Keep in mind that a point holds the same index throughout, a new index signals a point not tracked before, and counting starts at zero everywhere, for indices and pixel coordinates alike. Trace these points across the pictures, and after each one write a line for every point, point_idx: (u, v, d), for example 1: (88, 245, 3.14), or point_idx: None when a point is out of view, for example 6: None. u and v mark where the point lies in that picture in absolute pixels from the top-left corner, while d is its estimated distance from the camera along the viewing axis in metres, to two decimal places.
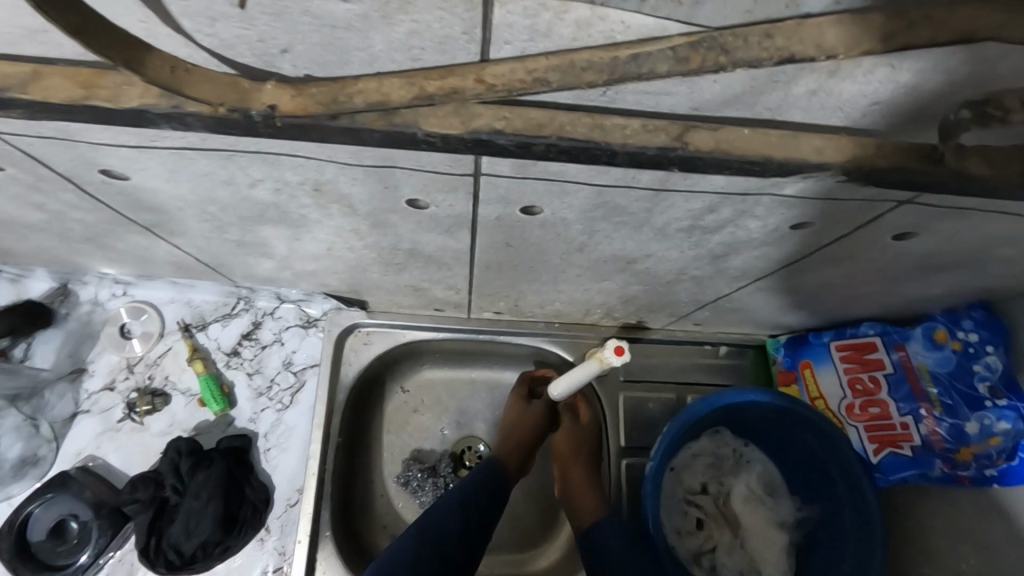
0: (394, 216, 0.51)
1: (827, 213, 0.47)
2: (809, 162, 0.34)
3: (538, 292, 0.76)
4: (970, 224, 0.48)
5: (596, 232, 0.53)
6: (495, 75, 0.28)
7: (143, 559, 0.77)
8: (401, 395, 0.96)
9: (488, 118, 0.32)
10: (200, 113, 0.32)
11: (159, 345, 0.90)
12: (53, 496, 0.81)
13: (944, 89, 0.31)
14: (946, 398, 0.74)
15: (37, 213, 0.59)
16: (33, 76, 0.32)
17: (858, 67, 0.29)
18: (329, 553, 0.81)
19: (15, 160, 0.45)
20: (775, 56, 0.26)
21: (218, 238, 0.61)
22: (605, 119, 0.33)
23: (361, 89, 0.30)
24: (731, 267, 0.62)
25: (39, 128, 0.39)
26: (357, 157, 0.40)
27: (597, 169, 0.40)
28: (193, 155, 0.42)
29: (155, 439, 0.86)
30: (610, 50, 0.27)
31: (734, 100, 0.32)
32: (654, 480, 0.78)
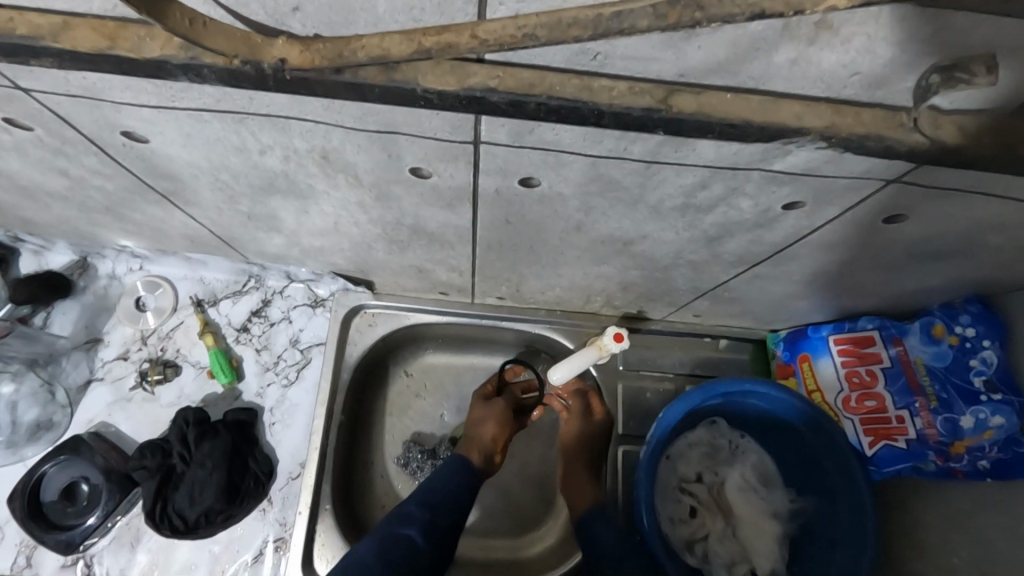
0: (398, 188, 0.53)
1: (817, 193, 0.48)
2: (788, 128, 0.36)
3: (538, 275, 0.77)
4: (958, 207, 0.49)
5: (591, 209, 0.54)
6: (488, 31, 0.30)
7: (150, 522, 0.80)
8: (404, 378, 0.98)
9: (482, 77, 0.34)
10: (215, 64, 0.35)
11: (172, 319, 0.93)
12: (67, 458, 0.84)
13: (918, 57, 0.32)
14: (942, 392, 0.75)
15: (60, 179, 0.61)
16: (63, 27, 0.35)
17: (833, 32, 0.31)
18: (328, 526, 0.83)
19: (43, 120, 0.48)
20: (746, 11, 0.27)
21: (231, 210, 0.63)
22: (593, 81, 0.35)
23: (363, 44, 0.32)
24: (727, 251, 0.63)
25: (67, 83, 0.41)
26: (362, 121, 0.42)
27: (590, 138, 0.42)
28: (207, 118, 0.44)
29: (164, 409, 0.88)
30: (595, 8, 0.28)
31: (717, 67, 0.34)
32: (647, 467, 0.79)
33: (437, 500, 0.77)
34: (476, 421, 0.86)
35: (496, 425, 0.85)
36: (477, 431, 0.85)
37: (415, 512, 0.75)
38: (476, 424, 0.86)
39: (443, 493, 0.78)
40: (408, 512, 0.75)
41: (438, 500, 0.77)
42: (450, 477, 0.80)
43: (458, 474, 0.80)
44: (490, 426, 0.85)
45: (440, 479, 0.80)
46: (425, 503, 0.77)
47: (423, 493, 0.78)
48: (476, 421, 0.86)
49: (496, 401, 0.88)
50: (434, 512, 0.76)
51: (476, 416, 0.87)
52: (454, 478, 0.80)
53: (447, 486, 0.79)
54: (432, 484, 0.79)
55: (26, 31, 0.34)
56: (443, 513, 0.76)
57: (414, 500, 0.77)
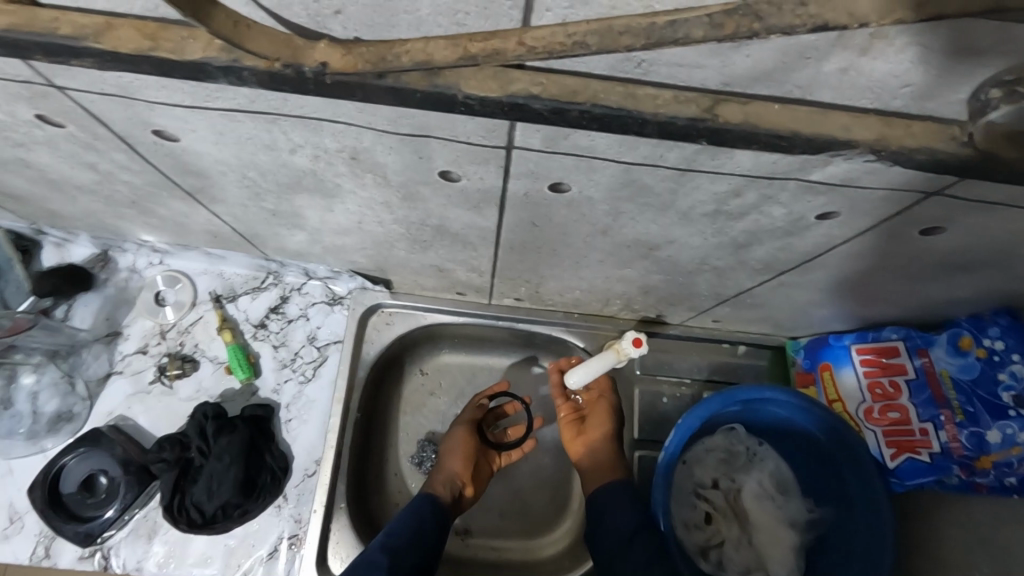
0: (425, 189, 0.53)
1: (854, 204, 0.47)
2: (837, 139, 0.35)
3: (559, 278, 0.77)
4: (998, 220, 0.48)
5: (620, 214, 0.54)
6: (537, 38, 0.29)
7: (167, 516, 0.80)
8: (419, 377, 0.98)
9: (526, 84, 0.34)
10: (255, 67, 0.34)
11: (190, 314, 0.94)
12: (88, 450, 0.84)
13: (974, 68, 0.32)
14: (968, 406, 0.74)
15: (88, 174, 0.62)
16: (105, 27, 0.34)
17: (890, 44, 0.30)
18: (343, 524, 0.83)
19: (75, 117, 0.48)
20: (808, 24, 0.27)
21: (255, 207, 0.63)
22: (637, 89, 0.34)
23: (407, 49, 0.31)
24: (754, 258, 0.62)
25: (102, 82, 0.41)
26: (395, 124, 0.42)
27: (627, 145, 0.41)
28: (240, 118, 0.44)
29: (181, 403, 0.89)
30: (647, 16, 0.28)
31: (764, 76, 0.33)
32: (665, 473, 0.78)
33: (400, 542, 0.71)
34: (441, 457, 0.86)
35: (462, 459, 0.85)
36: (444, 466, 0.85)
37: (377, 554, 0.69)
38: (442, 461, 0.85)
39: (403, 534, 0.72)
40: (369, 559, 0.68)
41: (400, 541, 0.71)
42: (410, 519, 0.75)
43: (418, 517, 0.75)
44: (456, 460, 0.85)
45: (399, 523, 0.74)
46: (386, 546, 0.70)
47: (382, 539, 0.72)
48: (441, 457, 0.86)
49: (459, 435, 0.88)
50: (398, 554, 0.69)
51: (440, 452, 0.86)
52: (415, 518, 0.75)
53: (408, 528, 0.74)
54: (390, 530, 0.73)
55: (67, 31, 0.34)
56: (408, 554, 0.70)
57: (375, 545, 0.71)
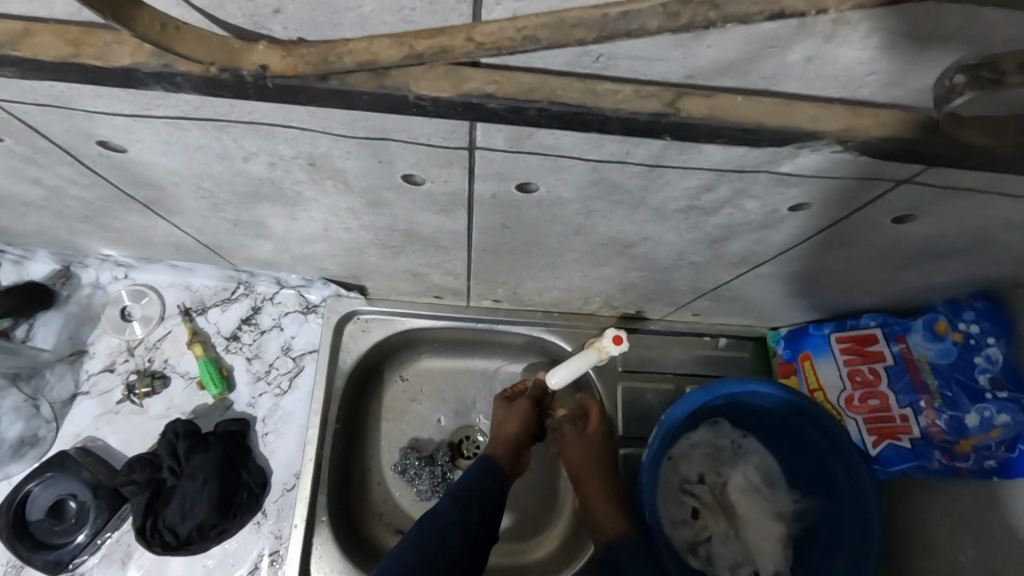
0: (390, 193, 0.51)
1: (827, 194, 0.47)
2: (804, 130, 0.34)
3: (536, 278, 0.75)
4: (970, 206, 0.48)
5: (591, 213, 0.53)
6: (485, 34, 0.28)
7: (141, 540, 0.77)
8: (399, 383, 0.96)
9: (479, 82, 0.32)
10: (191, 72, 0.32)
11: (159, 328, 0.91)
12: (53, 476, 0.81)
13: (940, 54, 0.31)
14: (946, 390, 0.74)
15: (36, 189, 0.59)
16: (23, 34, 0.32)
17: (853, 31, 0.29)
18: (325, 538, 0.81)
19: (11, 129, 0.46)
20: (766, 11, 0.26)
21: (216, 217, 0.61)
22: (597, 85, 0.33)
23: (351, 50, 0.29)
24: (729, 252, 0.61)
25: (35, 93, 0.39)
26: (351, 128, 0.40)
27: (592, 142, 0.40)
28: (188, 126, 0.42)
29: (153, 422, 0.86)
30: (599, 8, 0.26)
31: (726, 68, 0.32)
32: (649, 469, 0.77)
33: (470, 500, 0.71)
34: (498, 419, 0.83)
35: (517, 424, 0.82)
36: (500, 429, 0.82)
37: (450, 510, 0.69)
38: (500, 423, 0.83)
39: (470, 489, 0.72)
40: (440, 511, 0.69)
41: (468, 495, 0.71)
42: (475, 474, 0.75)
43: (486, 474, 0.75)
44: (511, 424, 0.82)
45: (470, 477, 0.74)
46: (457, 502, 0.70)
47: (453, 493, 0.72)
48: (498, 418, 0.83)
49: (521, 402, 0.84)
50: (468, 511, 0.69)
51: (497, 414, 0.83)
52: (479, 475, 0.75)
53: (479, 484, 0.73)
54: (459, 484, 0.73)
55: None
56: (476, 512, 0.70)
57: (444, 500, 0.70)
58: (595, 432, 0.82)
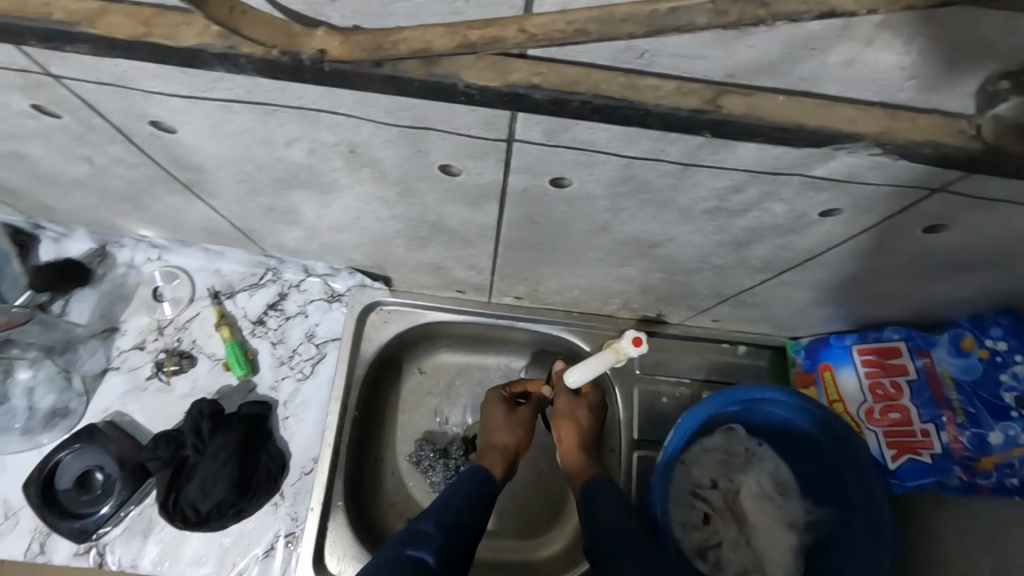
0: (423, 184, 0.52)
1: (857, 200, 0.47)
2: (842, 132, 0.34)
3: (558, 276, 0.76)
4: (1002, 218, 0.48)
5: (620, 210, 0.53)
6: (537, 26, 0.29)
7: (163, 513, 0.80)
8: (417, 376, 0.97)
9: (525, 73, 0.33)
10: (252, 54, 0.34)
11: (188, 310, 0.93)
12: (83, 446, 0.83)
13: (983, 60, 0.31)
14: (969, 406, 0.73)
15: (84, 167, 0.61)
16: (99, 13, 0.34)
17: (896, 35, 0.30)
18: (339, 524, 0.82)
19: (69, 107, 0.48)
20: (814, 10, 0.26)
21: (252, 202, 0.63)
22: (639, 80, 0.34)
23: (405, 37, 0.31)
24: (755, 257, 0.62)
25: (98, 71, 0.41)
26: (394, 116, 0.41)
27: (627, 138, 0.41)
28: (237, 109, 0.44)
29: (178, 400, 0.88)
30: (650, 3, 0.27)
31: (769, 67, 0.33)
32: (663, 470, 0.78)
33: (452, 522, 0.69)
34: (497, 427, 0.85)
35: (513, 434, 0.85)
36: (497, 439, 0.84)
37: (432, 532, 0.67)
38: (495, 432, 0.85)
39: (457, 505, 0.72)
40: (421, 532, 0.67)
41: (453, 516, 0.70)
42: (464, 488, 0.74)
43: (473, 493, 0.74)
44: (507, 433, 0.85)
45: (456, 495, 0.73)
46: (440, 523, 0.69)
47: (437, 511, 0.71)
48: (497, 426, 0.85)
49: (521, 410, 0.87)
50: (450, 533, 0.68)
51: (494, 421, 0.86)
52: (469, 488, 0.74)
53: (464, 504, 0.72)
54: (445, 502, 0.72)
55: (61, 16, 0.34)
56: (456, 536, 0.69)
57: (428, 516, 0.70)
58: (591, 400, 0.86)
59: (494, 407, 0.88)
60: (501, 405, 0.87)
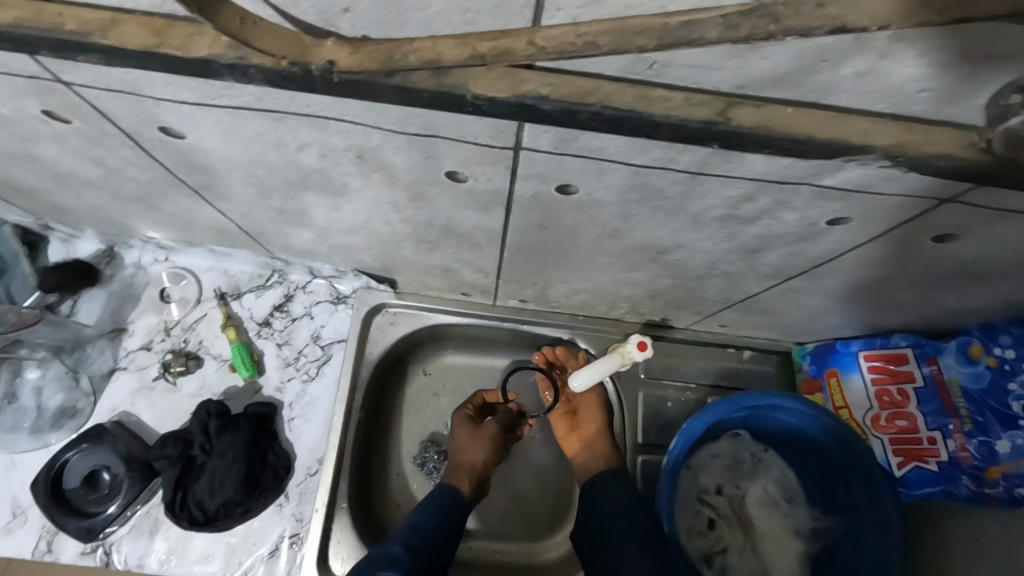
0: (432, 189, 0.53)
1: (868, 209, 0.47)
2: (853, 144, 0.34)
3: (565, 280, 0.76)
4: (1014, 228, 0.47)
5: (629, 217, 0.53)
6: (547, 38, 0.29)
7: (169, 513, 0.80)
8: (423, 377, 0.97)
9: (536, 84, 0.33)
10: (262, 65, 0.34)
11: (195, 311, 0.94)
12: (90, 446, 0.84)
13: (998, 72, 0.31)
14: (977, 415, 0.73)
15: (96, 170, 0.62)
16: (111, 23, 0.34)
17: (909, 48, 0.29)
18: (345, 525, 0.83)
19: (81, 112, 0.48)
20: (827, 26, 0.26)
21: (261, 204, 0.63)
22: (650, 91, 0.34)
23: (416, 48, 0.31)
24: (764, 263, 0.61)
25: (109, 79, 0.41)
26: (403, 124, 0.41)
27: (637, 147, 0.41)
28: (247, 115, 0.44)
29: (185, 401, 0.89)
30: (661, 17, 0.27)
31: (782, 79, 0.33)
32: (670, 477, 0.77)
33: (420, 544, 0.71)
34: (464, 445, 0.86)
35: (481, 451, 0.86)
36: (467, 456, 0.85)
37: (402, 554, 0.68)
38: (463, 449, 0.86)
39: (426, 528, 0.73)
40: (389, 553, 0.68)
41: (420, 538, 0.71)
42: (432, 509, 0.76)
43: (443, 516, 0.76)
44: (475, 451, 0.86)
45: (423, 518, 0.74)
46: (409, 544, 0.70)
47: (405, 534, 0.71)
48: (463, 444, 0.86)
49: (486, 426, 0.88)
50: (418, 554, 0.69)
51: (462, 439, 0.86)
52: (438, 511, 0.76)
53: (433, 528, 0.74)
54: (413, 525, 0.73)
55: (74, 27, 0.34)
56: (426, 557, 0.70)
57: (396, 539, 0.71)
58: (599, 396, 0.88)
59: (460, 425, 0.88)
60: (467, 423, 0.88)
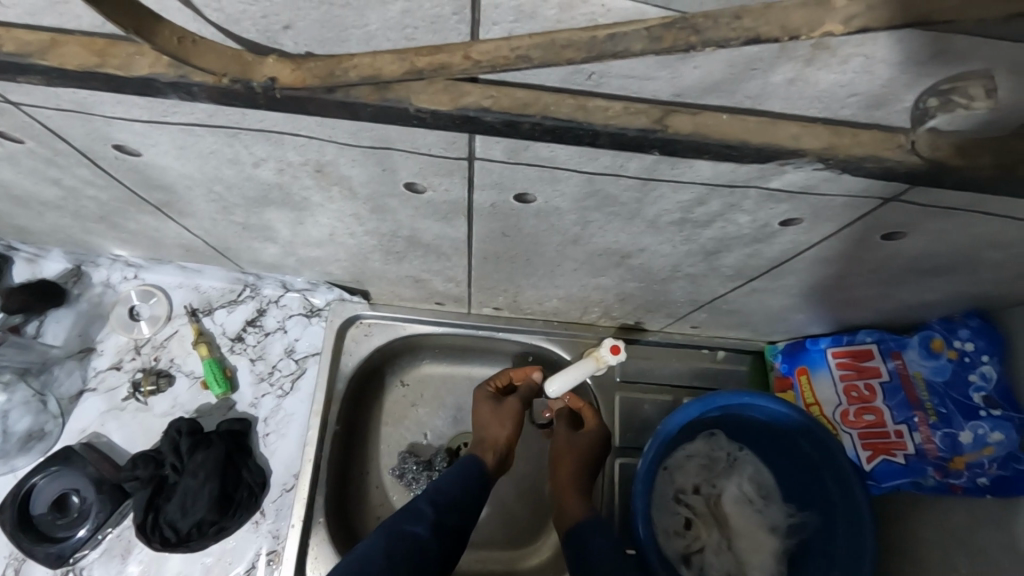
0: (392, 201, 0.53)
1: (816, 209, 0.48)
2: (786, 149, 0.35)
3: (535, 286, 0.77)
4: (955, 225, 0.49)
5: (588, 224, 0.54)
6: (481, 52, 0.30)
7: (140, 535, 0.78)
8: (400, 388, 0.97)
9: (477, 97, 0.34)
10: (205, 82, 0.34)
11: (166, 328, 0.93)
12: (58, 470, 0.82)
13: (916, 78, 0.32)
14: (941, 407, 0.74)
15: (53, 189, 0.61)
16: (50, 45, 0.34)
17: (831, 55, 0.31)
18: (322, 538, 0.81)
19: (33, 133, 0.48)
20: (742, 37, 0.27)
21: (225, 220, 0.63)
22: (588, 101, 0.35)
23: (355, 64, 0.31)
24: (724, 265, 0.63)
25: (58, 99, 0.41)
26: (356, 137, 0.42)
27: (586, 155, 0.41)
28: (200, 132, 0.44)
29: (156, 420, 0.88)
30: (589, 30, 0.28)
31: (713, 87, 0.34)
32: (644, 478, 0.77)
33: (446, 500, 0.73)
34: (485, 420, 0.85)
35: (503, 427, 0.84)
36: (489, 431, 0.84)
37: (426, 510, 0.70)
38: (485, 425, 0.84)
39: (450, 489, 0.74)
40: (417, 509, 0.70)
41: (445, 497, 0.73)
42: (459, 472, 0.77)
43: (469, 474, 0.77)
44: (498, 427, 0.84)
45: (448, 478, 0.76)
46: (435, 502, 0.72)
47: (430, 492, 0.74)
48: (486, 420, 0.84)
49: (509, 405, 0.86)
50: (444, 510, 0.71)
51: (484, 416, 0.85)
52: (463, 474, 0.77)
53: (461, 484, 0.75)
54: (438, 486, 0.75)
55: (12, 49, 0.34)
56: (451, 514, 0.72)
57: (423, 497, 0.73)
58: (595, 433, 0.85)
59: (482, 402, 0.87)
60: (489, 399, 0.87)
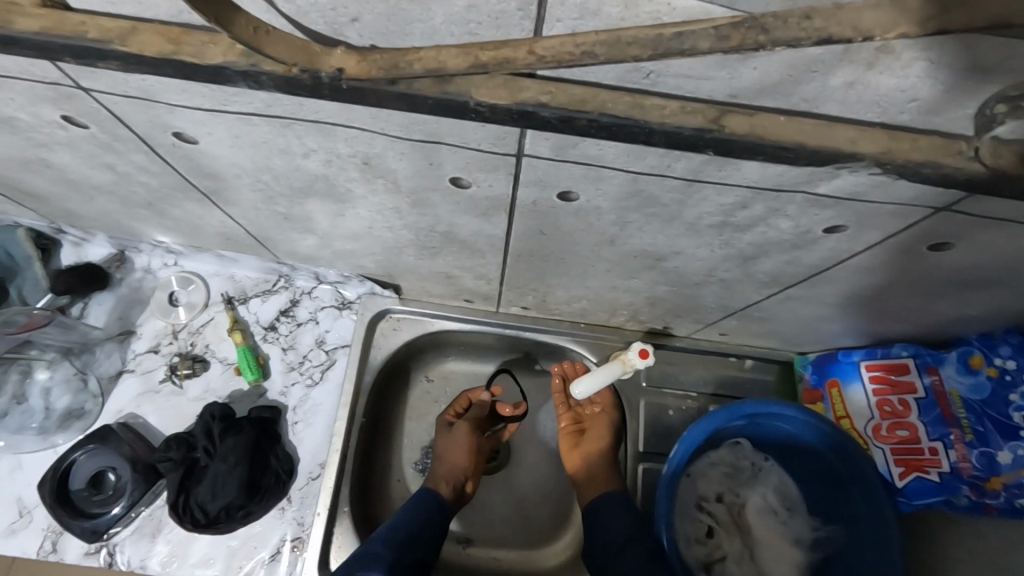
0: (434, 195, 0.54)
1: (862, 217, 0.47)
2: (843, 152, 0.35)
3: (565, 287, 0.77)
4: (1007, 237, 0.48)
5: (627, 224, 0.54)
6: (546, 48, 0.30)
7: (173, 515, 0.81)
8: (425, 383, 0.98)
9: (535, 92, 0.35)
10: (274, 71, 0.36)
11: (202, 314, 0.95)
12: (96, 447, 0.85)
13: (981, 84, 0.32)
14: (977, 425, 0.73)
15: (107, 175, 0.63)
16: (130, 32, 0.36)
17: (896, 58, 0.31)
18: (346, 527, 0.82)
19: (97, 118, 0.50)
20: (813, 37, 0.27)
21: (267, 210, 0.64)
22: (645, 100, 0.35)
23: (420, 57, 0.32)
24: (760, 271, 0.62)
25: (126, 86, 0.43)
26: (408, 130, 0.43)
27: (634, 154, 0.42)
28: (257, 122, 0.45)
29: (190, 403, 0.90)
30: (655, 28, 0.28)
31: (770, 89, 0.34)
32: (668, 484, 0.76)
33: (401, 539, 0.73)
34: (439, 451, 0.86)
35: (458, 454, 0.85)
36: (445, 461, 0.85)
37: (380, 551, 0.71)
38: (442, 456, 0.86)
39: (404, 527, 0.75)
40: (371, 552, 0.71)
41: (402, 535, 0.74)
42: (414, 510, 0.77)
43: (423, 511, 0.78)
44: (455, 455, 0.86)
45: (400, 516, 0.77)
46: (388, 541, 0.73)
47: (386, 531, 0.74)
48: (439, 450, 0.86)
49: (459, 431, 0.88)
50: (400, 550, 0.72)
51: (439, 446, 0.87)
52: (418, 510, 0.78)
53: (415, 524, 0.76)
54: (395, 523, 0.76)
55: (95, 35, 0.36)
56: (408, 552, 0.72)
57: (377, 537, 0.73)
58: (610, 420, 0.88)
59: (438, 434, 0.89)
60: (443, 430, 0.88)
